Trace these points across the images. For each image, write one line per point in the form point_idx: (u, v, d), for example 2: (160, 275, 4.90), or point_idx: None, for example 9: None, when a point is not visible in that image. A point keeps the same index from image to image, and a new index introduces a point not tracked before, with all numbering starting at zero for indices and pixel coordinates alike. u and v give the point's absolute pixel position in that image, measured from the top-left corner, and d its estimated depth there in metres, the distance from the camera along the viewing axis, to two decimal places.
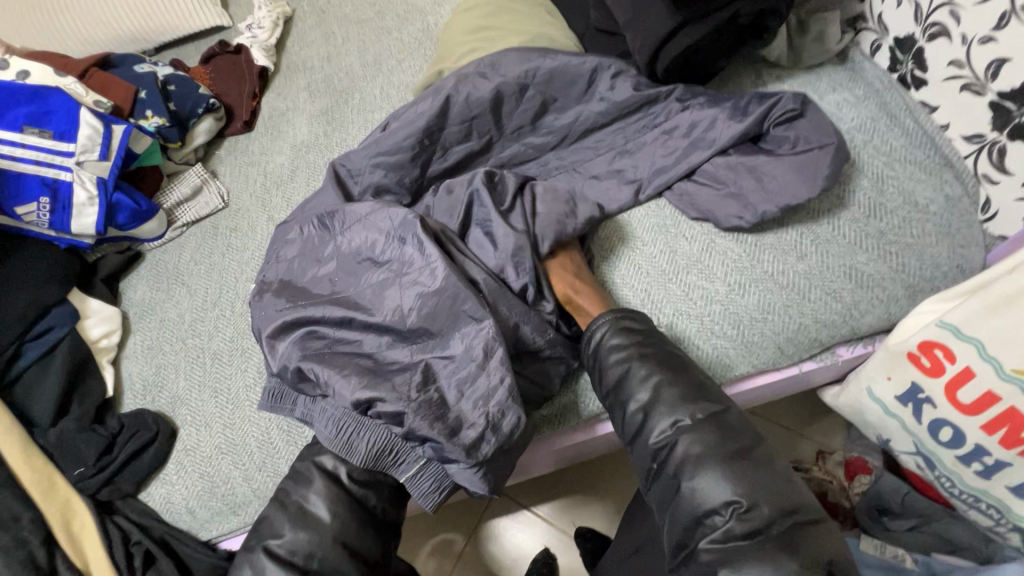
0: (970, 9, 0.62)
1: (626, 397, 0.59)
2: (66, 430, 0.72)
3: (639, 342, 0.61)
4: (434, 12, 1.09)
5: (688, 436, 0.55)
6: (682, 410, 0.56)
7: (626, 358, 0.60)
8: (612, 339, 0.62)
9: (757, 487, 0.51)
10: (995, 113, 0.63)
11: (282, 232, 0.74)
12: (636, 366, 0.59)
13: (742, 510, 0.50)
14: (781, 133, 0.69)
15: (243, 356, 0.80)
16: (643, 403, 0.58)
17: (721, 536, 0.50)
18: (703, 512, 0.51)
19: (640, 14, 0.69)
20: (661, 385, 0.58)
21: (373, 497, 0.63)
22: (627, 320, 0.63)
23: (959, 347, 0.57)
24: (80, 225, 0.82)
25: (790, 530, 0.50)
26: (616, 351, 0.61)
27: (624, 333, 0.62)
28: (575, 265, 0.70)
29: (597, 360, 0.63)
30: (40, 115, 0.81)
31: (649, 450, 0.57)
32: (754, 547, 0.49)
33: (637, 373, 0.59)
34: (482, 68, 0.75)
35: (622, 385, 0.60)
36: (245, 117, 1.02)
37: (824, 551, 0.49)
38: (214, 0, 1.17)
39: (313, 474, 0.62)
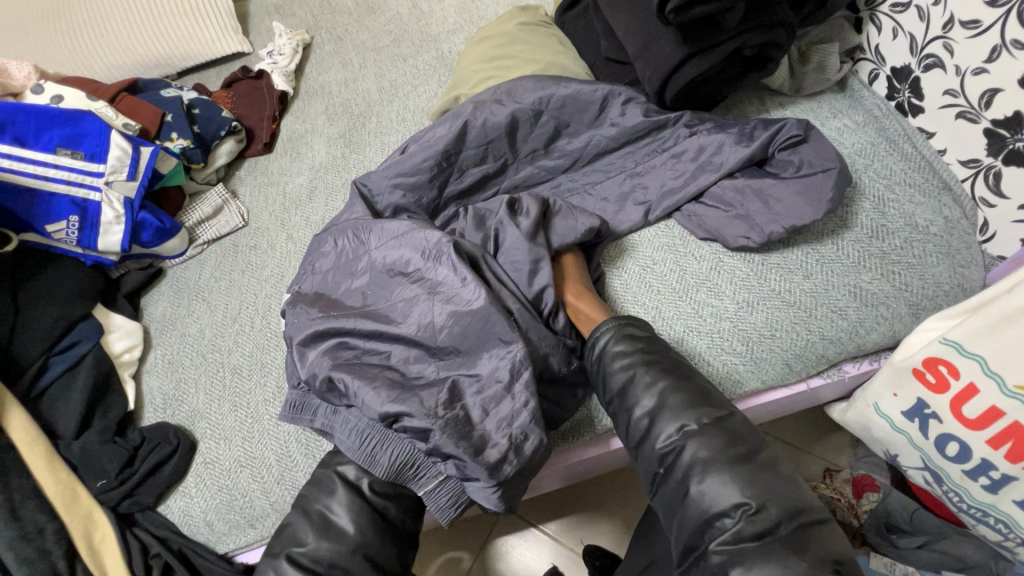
0: (963, 42, 0.65)
1: (631, 403, 0.60)
2: (89, 442, 0.74)
3: (643, 350, 0.63)
4: (448, 40, 1.13)
5: (692, 442, 0.56)
6: (688, 415, 0.58)
7: (630, 364, 0.62)
8: (615, 346, 0.64)
9: (764, 489, 0.52)
10: (990, 139, 0.66)
11: (309, 253, 0.77)
12: (641, 373, 0.61)
13: (751, 512, 0.51)
14: (786, 157, 0.72)
15: (262, 371, 0.82)
16: (649, 408, 0.59)
17: (730, 537, 0.51)
18: (713, 515, 0.53)
19: (649, 45, 0.73)
20: (666, 389, 0.60)
21: (393, 509, 0.64)
22: (629, 327, 0.65)
23: (963, 363, 0.59)
24: (106, 242, 0.85)
25: (797, 531, 0.51)
26: (620, 358, 0.63)
27: (625, 342, 0.64)
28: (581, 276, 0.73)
29: (602, 367, 0.64)
30: (73, 136, 0.84)
31: (656, 455, 0.58)
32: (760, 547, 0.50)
33: (645, 378, 0.60)
34: (499, 95, 0.79)
35: (626, 390, 0.61)
36: (266, 139, 1.06)
37: (833, 548, 0.51)
38: (237, 30, 1.22)
39: (336, 483, 0.63)
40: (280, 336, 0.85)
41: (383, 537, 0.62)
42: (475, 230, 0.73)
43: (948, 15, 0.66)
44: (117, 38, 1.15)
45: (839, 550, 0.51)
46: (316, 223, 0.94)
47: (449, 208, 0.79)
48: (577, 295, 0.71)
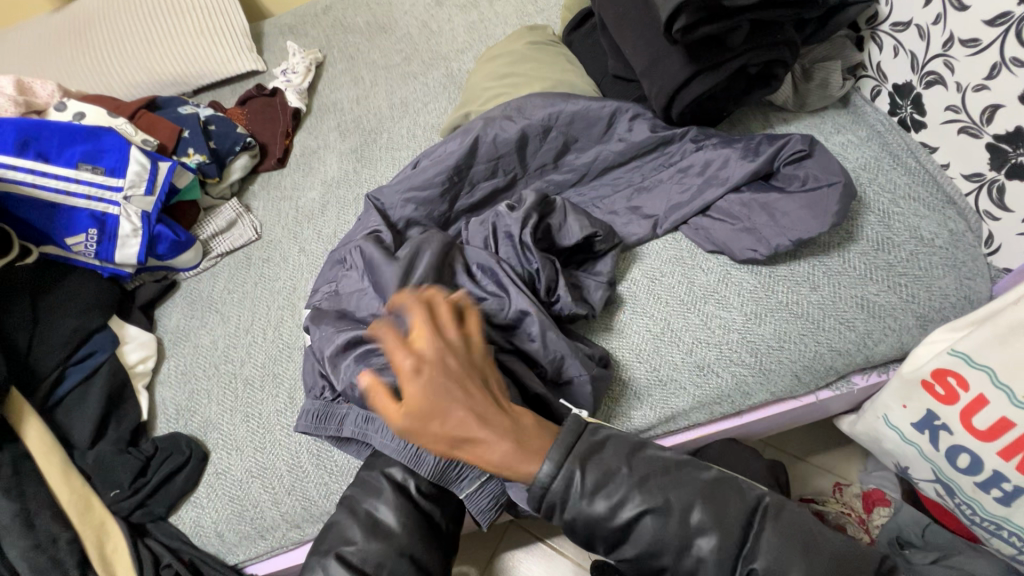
0: (963, 60, 0.67)
1: (652, 544, 0.52)
2: (103, 452, 0.75)
3: (629, 484, 0.52)
4: (457, 59, 1.16)
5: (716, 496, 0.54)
6: (722, 532, 0.51)
7: (632, 510, 0.52)
8: (594, 497, 0.52)
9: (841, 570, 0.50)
10: (992, 154, 0.67)
11: (329, 272, 0.79)
12: (649, 514, 0.52)
13: None
14: (791, 171, 0.73)
15: (274, 382, 0.83)
16: (683, 548, 0.51)
17: None
18: None
19: (655, 65, 0.75)
20: (691, 517, 0.51)
21: (439, 512, 0.66)
22: (589, 455, 0.53)
23: (972, 374, 0.60)
24: (123, 255, 0.87)
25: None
26: (615, 507, 0.52)
27: (602, 479, 0.52)
28: (446, 354, 0.50)
29: (583, 523, 0.52)
30: (94, 152, 0.86)
31: None
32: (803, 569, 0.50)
33: (663, 521, 0.52)
34: (508, 112, 0.81)
35: (638, 536, 0.52)
36: (279, 154, 1.08)
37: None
38: (251, 47, 1.24)
39: (384, 485, 0.64)
40: (291, 347, 0.86)
41: (421, 542, 0.63)
42: (479, 234, 0.75)
43: (949, 33, 0.68)
44: (137, 58, 1.19)
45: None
46: (327, 236, 0.96)
47: (459, 221, 0.81)
48: (459, 389, 0.48)
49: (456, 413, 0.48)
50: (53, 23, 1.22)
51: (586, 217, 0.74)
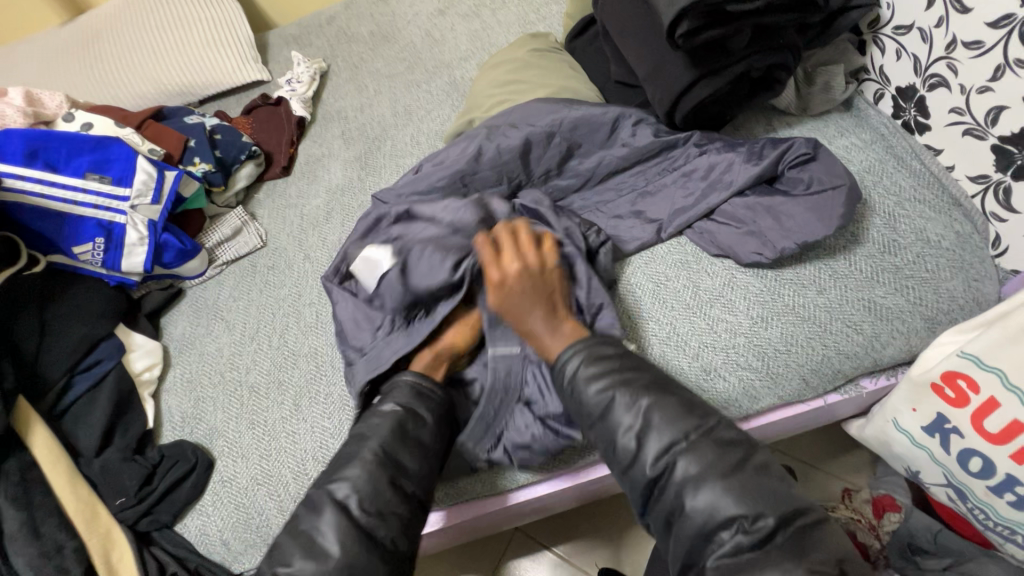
0: (966, 62, 0.67)
1: (614, 426, 0.59)
2: (110, 459, 0.75)
3: (618, 370, 0.61)
4: (460, 66, 1.17)
5: (684, 457, 0.55)
6: (676, 431, 0.57)
7: (607, 387, 0.60)
8: (586, 369, 0.61)
9: (758, 497, 0.52)
10: (998, 155, 0.67)
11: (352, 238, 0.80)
12: (619, 394, 0.59)
13: (746, 525, 0.51)
14: (796, 175, 0.73)
15: (279, 389, 0.83)
16: (633, 430, 0.58)
17: (728, 550, 0.52)
18: (711, 529, 0.53)
19: (659, 70, 0.75)
20: (652, 409, 0.58)
21: (382, 529, 0.59)
22: (599, 347, 0.63)
23: (982, 377, 0.59)
24: (130, 263, 0.87)
25: (795, 535, 0.51)
26: (594, 382, 0.61)
27: (597, 363, 0.62)
28: (526, 272, 0.67)
29: (574, 392, 0.62)
30: (101, 162, 0.87)
31: (646, 479, 0.57)
32: (728, 487, 0.53)
33: (627, 404, 0.59)
34: (512, 120, 0.82)
35: (604, 413, 0.60)
36: (283, 162, 1.09)
37: (838, 547, 0.51)
38: (256, 57, 1.25)
39: (324, 504, 0.59)
40: (297, 354, 0.85)
41: None
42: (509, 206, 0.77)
43: (951, 36, 0.68)
44: (144, 68, 1.20)
45: (840, 552, 0.51)
46: (332, 244, 0.96)
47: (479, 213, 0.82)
48: (535, 299, 0.65)
49: (533, 316, 0.65)
50: (62, 36, 1.24)
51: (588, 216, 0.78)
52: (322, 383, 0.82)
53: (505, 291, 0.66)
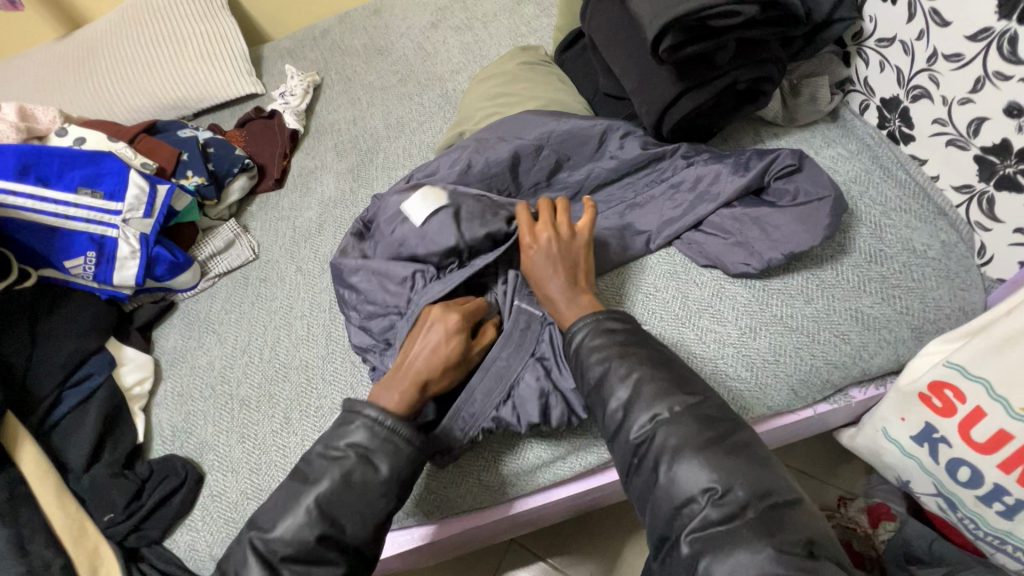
0: (948, 74, 0.68)
1: (607, 395, 0.60)
2: (99, 475, 0.74)
3: (621, 342, 0.63)
4: (452, 79, 1.18)
5: (665, 428, 0.57)
6: (660, 404, 0.58)
7: (606, 357, 0.62)
8: (592, 339, 0.63)
9: (732, 472, 0.54)
10: (981, 165, 0.68)
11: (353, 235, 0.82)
12: (616, 365, 0.61)
13: (716, 496, 0.53)
14: (782, 186, 0.73)
15: (270, 402, 0.82)
16: (624, 400, 0.59)
17: (698, 523, 0.53)
18: (680, 503, 0.54)
19: (645, 83, 0.76)
20: (642, 380, 0.60)
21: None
22: (608, 321, 0.64)
23: (968, 387, 0.59)
24: (122, 277, 0.87)
25: (765, 514, 0.52)
26: (596, 352, 0.62)
27: (603, 335, 0.63)
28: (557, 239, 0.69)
29: (578, 361, 0.64)
30: (94, 176, 0.87)
31: (630, 446, 0.58)
32: (702, 461, 0.54)
33: (620, 376, 0.60)
34: (501, 134, 0.82)
35: (599, 383, 0.61)
36: (276, 175, 1.09)
37: (808, 529, 0.51)
38: (250, 71, 1.26)
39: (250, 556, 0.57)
40: (288, 367, 0.85)
41: None
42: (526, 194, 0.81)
43: (932, 48, 0.69)
44: (138, 83, 1.21)
45: (809, 532, 0.51)
46: (324, 256, 0.97)
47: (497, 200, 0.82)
48: (558, 266, 0.67)
49: (552, 281, 0.67)
50: (56, 51, 1.25)
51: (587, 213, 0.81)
52: (313, 396, 0.81)
53: (532, 251, 0.69)
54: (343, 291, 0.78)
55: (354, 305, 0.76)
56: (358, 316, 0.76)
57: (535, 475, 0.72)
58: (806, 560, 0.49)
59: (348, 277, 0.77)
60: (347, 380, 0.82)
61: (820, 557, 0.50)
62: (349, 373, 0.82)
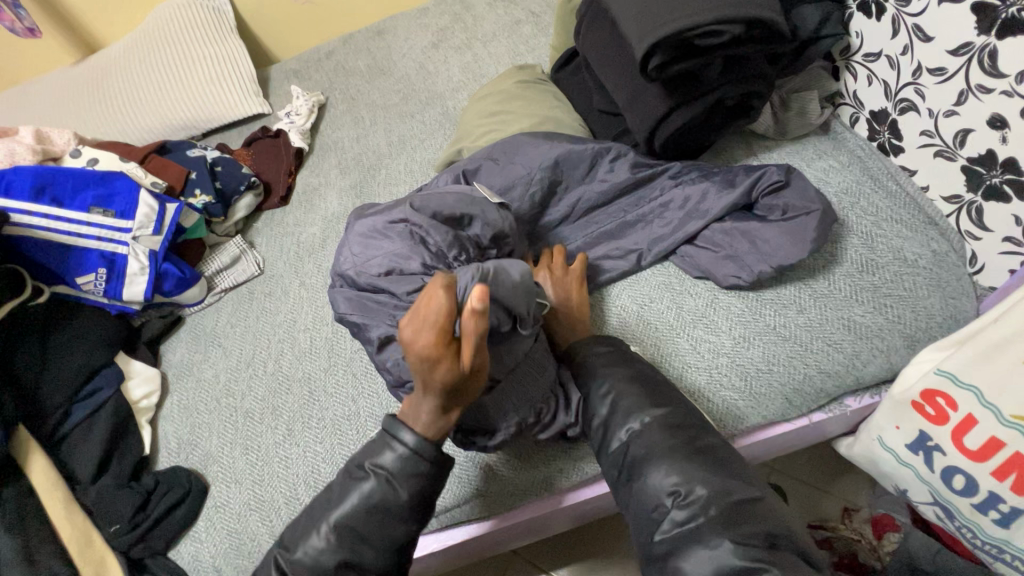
0: (932, 88, 0.69)
1: (591, 413, 0.65)
2: (105, 487, 0.76)
3: (602, 364, 0.67)
4: (452, 97, 1.21)
5: (636, 441, 0.61)
6: (634, 418, 0.62)
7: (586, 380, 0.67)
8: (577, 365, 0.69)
9: (692, 476, 0.57)
10: (968, 176, 0.69)
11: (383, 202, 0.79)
12: (596, 386, 0.66)
13: (681, 498, 0.56)
14: (771, 201, 0.74)
15: (273, 414, 0.84)
16: (604, 417, 0.64)
17: (668, 526, 0.56)
18: (652, 508, 0.57)
19: (637, 99, 0.78)
20: (618, 397, 0.64)
21: None
22: (592, 346, 0.69)
23: (959, 394, 0.60)
24: (130, 293, 0.90)
25: (727, 511, 0.54)
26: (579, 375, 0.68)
27: (588, 358, 0.69)
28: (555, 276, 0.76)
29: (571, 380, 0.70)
30: (105, 196, 0.90)
31: (613, 459, 0.62)
32: (670, 466, 0.58)
33: (596, 393, 0.65)
34: (491, 155, 0.85)
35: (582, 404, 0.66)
36: (282, 192, 1.12)
37: (777, 525, 0.54)
38: (258, 92, 1.30)
39: None
40: (291, 379, 0.87)
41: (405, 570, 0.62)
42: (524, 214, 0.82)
43: (917, 63, 0.71)
44: (151, 104, 1.26)
45: (767, 526, 0.53)
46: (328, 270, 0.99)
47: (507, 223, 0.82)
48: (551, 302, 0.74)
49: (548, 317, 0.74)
50: (74, 74, 1.30)
51: (581, 230, 0.83)
52: (315, 408, 0.83)
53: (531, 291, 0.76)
54: (371, 243, 0.73)
55: (381, 257, 0.71)
56: (383, 271, 0.71)
57: (535, 487, 0.72)
58: (765, 556, 0.51)
59: (382, 234, 0.73)
60: (349, 391, 0.83)
61: (785, 553, 0.51)
62: (350, 385, 0.84)
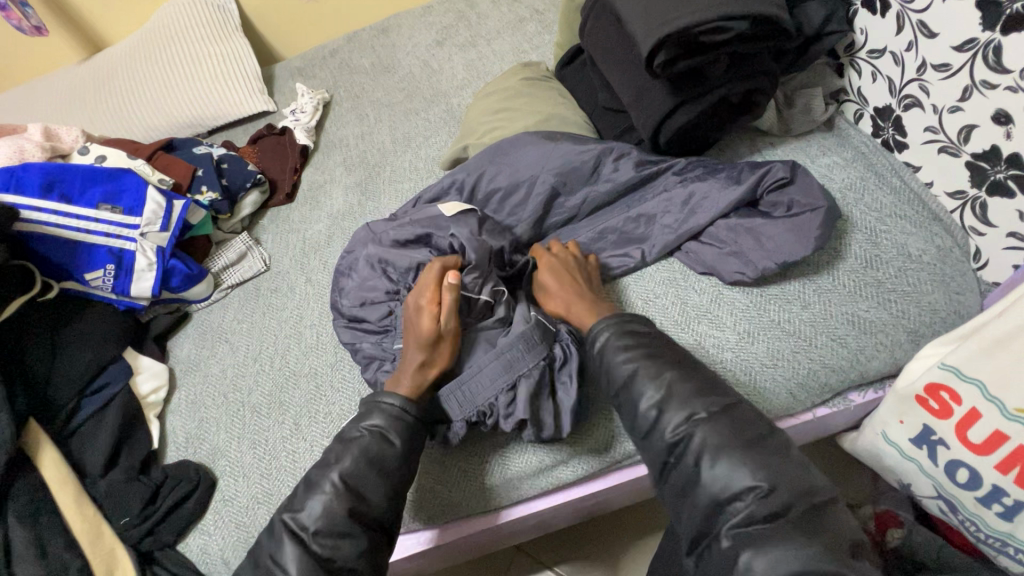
0: (936, 84, 0.70)
1: (637, 395, 0.62)
2: (115, 480, 0.77)
3: (645, 345, 0.65)
4: (457, 94, 1.22)
5: (703, 428, 0.58)
6: (695, 404, 0.59)
7: (634, 359, 0.63)
8: (618, 341, 0.65)
9: (774, 471, 0.54)
10: (972, 171, 0.70)
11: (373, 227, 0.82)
12: (645, 366, 0.62)
13: (762, 494, 0.53)
14: (775, 198, 0.75)
15: (280, 408, 0.85)
16: (656, 399, 0.61)
17: (741, 520, 0.53)
18: (725, 499, 0.54)
19: (642, 96, 0.78)
20: (673, 379, 0.61)
21: None
22: (630, 325, 0.67)
23: (963, 388, 0.60)
24: (138, 288, 0.90)
25: (807, 512, 0.52)
26: (622, 352, 0.64)
27: (629, 336, 0.66)
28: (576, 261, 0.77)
29: (604, 360, 0.65)
30: (113, 193, 0.90)
31: (665, 445, 0.59)
32: (745, 459, 0.55)
33: (649, 375, 0.62)
34: (495, 156, 0.85)
35: (629, 384, 0.63)
36: (287, 189, 1.13)
37: (837, 528, 0.52)
38: (262, 90, 1.31)
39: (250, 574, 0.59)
40: (297, 374, 0.88)
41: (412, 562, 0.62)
42: (528, 214, 0.83)
43: (921, 59, 0.71)
44: (156, 103, 1.26)
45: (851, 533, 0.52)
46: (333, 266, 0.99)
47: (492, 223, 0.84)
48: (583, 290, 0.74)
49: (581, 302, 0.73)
50: (78, 74, 1.31)
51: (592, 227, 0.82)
52: (321, 403, 0.84)
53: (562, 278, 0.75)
54: (348, 282, 0.81)
55: (354, 292, 0.79)
56: (359, 304, 0.78)
57: (536, 480, 0.73)
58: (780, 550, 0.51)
59: (351, 271, 0.81)
60: (355, 386, 0.84)
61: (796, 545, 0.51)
62: (356, 380, 0.84)
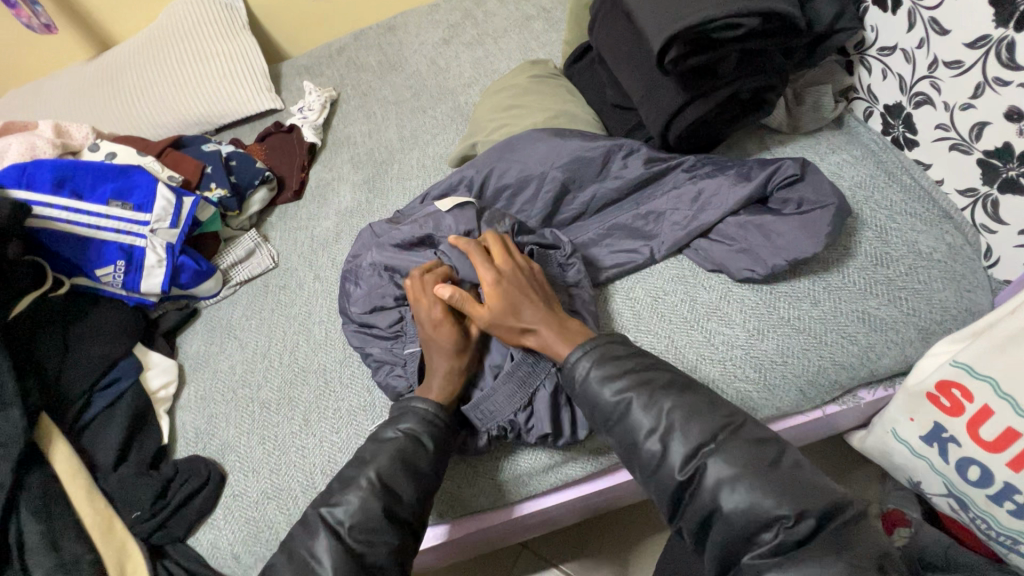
0: (948, 81, 0.69)
1: (635, 427, 0.60)
2: (126, 475, 0.77)
3: (632, 372, 0.62)
4: (464, 92, 1.22)
5: (715, 459, 0.56)
6: (706, 435, 0.57)
7: (623, 391, 0.61)
8: (598, 371, 0.63)
9: (799, 496, 0.53)
10: (983, 169, 0.69)
11: (376, 230, 0.85)
12: (636, 398, 0.61)
13: (789, 524, 0.52)
14: (785, 195, 0.75)
15: (290, 404, 0.85)
16: (657, 431, 0.59)
17: (770, 550, 0.52)
18: (753, 531, 0.53)
19: (652, 93, 0.78)
20: (673, 411, 0.59)
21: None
22: (608, 348, 0.64)
23: (975, 385, 0.60)
24: (148, 285, 0.90)
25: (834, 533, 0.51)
26: (609, 384, 0.62)
27: (610, 363, 0.63)
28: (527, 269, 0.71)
29: (589, 392, 0.63)
30: (125, 189, 0.91)
31: (679, 482, 0.57)
32: (762, 488, 0.54)
33: (645, 405, 0.60)
34: (503, 152, 0.85)
35: (625, 415, 0.61)
36: (295, 187, 1.13)
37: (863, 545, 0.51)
38: (269, 87, 1.31)
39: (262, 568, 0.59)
40: (306, 370, 0.88)
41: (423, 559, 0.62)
42: (537, 210, 0.83)
43: (933, 56, 0.71)
44: (164, 100, 1.27)
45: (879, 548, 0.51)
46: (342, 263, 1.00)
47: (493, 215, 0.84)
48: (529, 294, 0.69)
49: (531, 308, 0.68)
50: (87, 71, 1.32)
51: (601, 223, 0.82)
52: (330, 399, 0.84)
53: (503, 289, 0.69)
54: (356, 289, 0.82)
55: (362, 299, 0.80)
56: (368, 309, 0.79)
57: (547, 477, 0.73)
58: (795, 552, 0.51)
59: (357, 278, 0.83)
60: (364, 382, 0.84)
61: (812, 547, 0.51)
62: (364, 376, 0.85)
